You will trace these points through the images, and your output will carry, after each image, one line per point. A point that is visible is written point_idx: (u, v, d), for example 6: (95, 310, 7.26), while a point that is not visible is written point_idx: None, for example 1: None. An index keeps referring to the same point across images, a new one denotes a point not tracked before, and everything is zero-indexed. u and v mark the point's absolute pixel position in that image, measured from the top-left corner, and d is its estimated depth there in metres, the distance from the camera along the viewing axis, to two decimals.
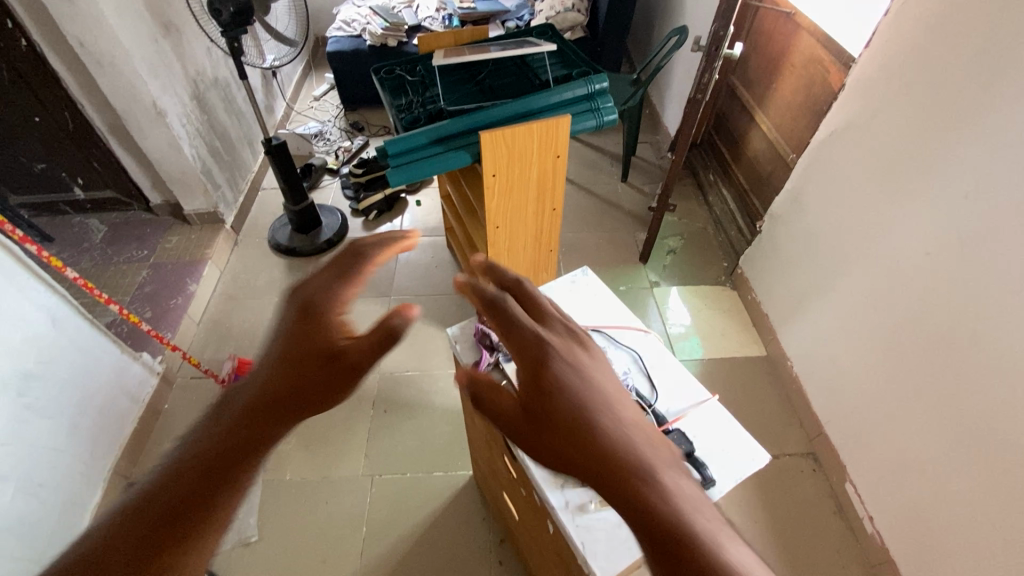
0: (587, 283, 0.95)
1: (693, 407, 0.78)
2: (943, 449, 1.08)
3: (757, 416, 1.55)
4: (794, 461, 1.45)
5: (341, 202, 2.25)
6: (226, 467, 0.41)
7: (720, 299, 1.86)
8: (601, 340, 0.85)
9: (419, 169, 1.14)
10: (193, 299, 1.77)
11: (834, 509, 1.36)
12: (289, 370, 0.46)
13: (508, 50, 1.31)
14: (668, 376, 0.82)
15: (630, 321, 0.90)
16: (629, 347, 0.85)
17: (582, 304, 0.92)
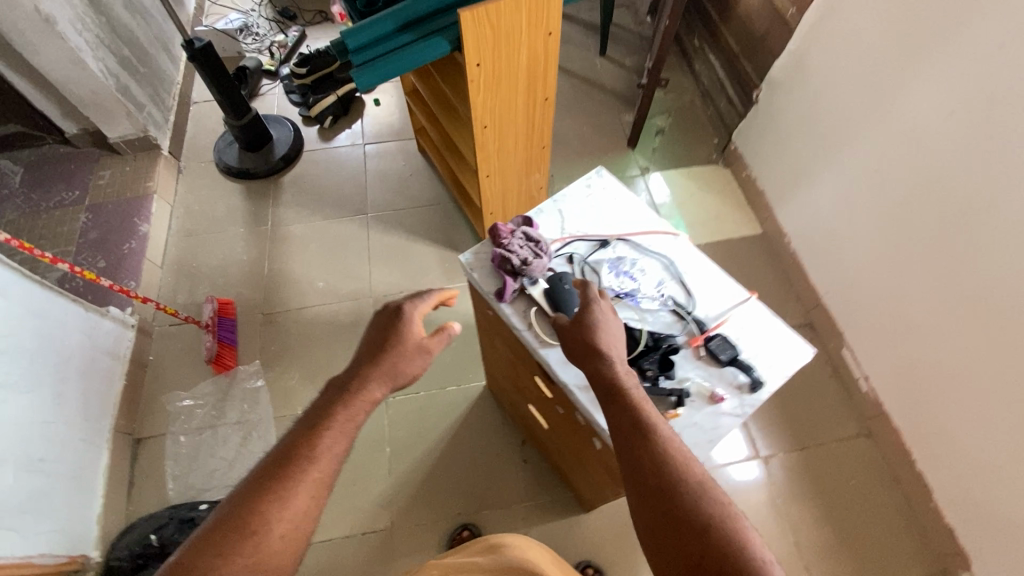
0: (605, 185, 0.87)
1: (733, 307, 0.75)
2: (955, 312, 1.13)
3: (756, 295, 1.56)
4: None
5: (289, 110, 1.98)
6: (343, 424, 0.59)
7: (713, 179, 1.79)
8: (628, 251, 0.80)
9: (388, 66, 0.97)
10: (149, 241, 1.60)
11: (831, 373, 1.44)
12: (381, 356, 0.65)
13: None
14: (703, 277, 0.78)
15: (656, 222, 0.83)
16: (659, 254, 0.80)
17: (603, 212, 0.84)
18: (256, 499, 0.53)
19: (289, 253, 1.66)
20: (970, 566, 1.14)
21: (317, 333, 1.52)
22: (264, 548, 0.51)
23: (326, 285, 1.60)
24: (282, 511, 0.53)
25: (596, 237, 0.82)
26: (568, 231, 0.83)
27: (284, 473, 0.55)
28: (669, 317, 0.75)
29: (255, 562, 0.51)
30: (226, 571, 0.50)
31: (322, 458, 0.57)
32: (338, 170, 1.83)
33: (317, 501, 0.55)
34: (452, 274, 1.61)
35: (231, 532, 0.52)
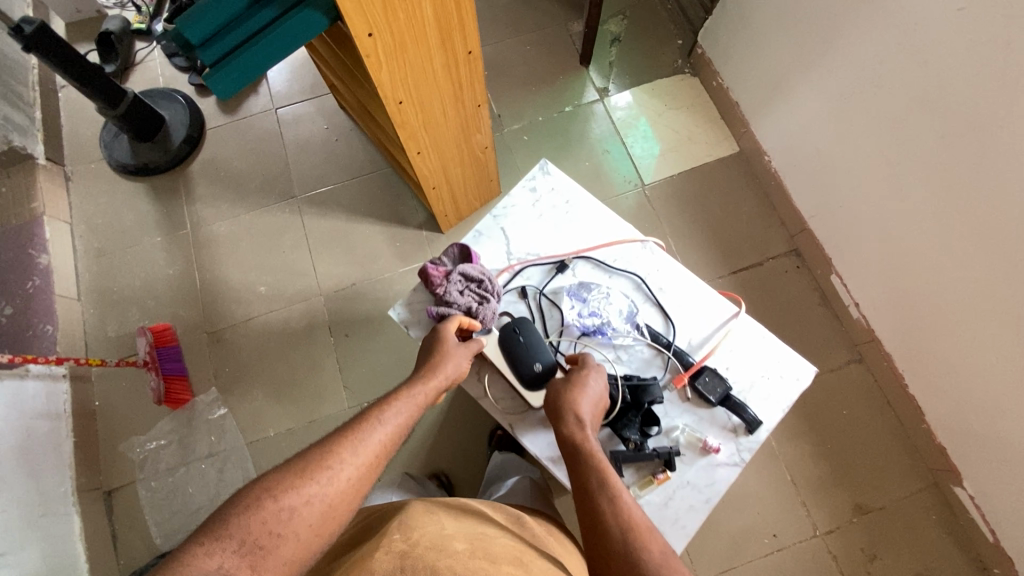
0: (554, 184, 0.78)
1: (720, 326, 0.72)
2: (954, 236, 1.04)
3: (738, 225, 1.43)
4: (777, 264, 1.39)
5: (177, 78, 1.66)
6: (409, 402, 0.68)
7: (680, 92, 1.57)
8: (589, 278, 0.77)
9: (247, 60, 0.73)
10: (54, 274, 1.40)
11: (819, 301, 1.37)
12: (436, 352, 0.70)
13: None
14: (679, 296, 0.75)
15: (622, 232, 0.78)
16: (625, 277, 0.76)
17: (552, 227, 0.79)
18: (339, 441, 0.63)
19: (218, 257, 1.47)
20: (961, 478, 1.17)
21: (271, 345, 1.39)
22: (334, 484, 0.60)
23: (267, 289, 1.44)
24: (350, 457, 0.62)
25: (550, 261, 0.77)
26: (517, 256, 0.79)
27: (358, 433, 0.64)
28: (648, 351, 0.71)
29: (326, 495, 0.59)
30: (304, 494, 0.58)
31: (393, 427, 0.66)
32: (251, 146, 1.57)
33: (378, 462, 0.64)
34: (406, 254, 1.46)
35: (312, 465, 0.60)
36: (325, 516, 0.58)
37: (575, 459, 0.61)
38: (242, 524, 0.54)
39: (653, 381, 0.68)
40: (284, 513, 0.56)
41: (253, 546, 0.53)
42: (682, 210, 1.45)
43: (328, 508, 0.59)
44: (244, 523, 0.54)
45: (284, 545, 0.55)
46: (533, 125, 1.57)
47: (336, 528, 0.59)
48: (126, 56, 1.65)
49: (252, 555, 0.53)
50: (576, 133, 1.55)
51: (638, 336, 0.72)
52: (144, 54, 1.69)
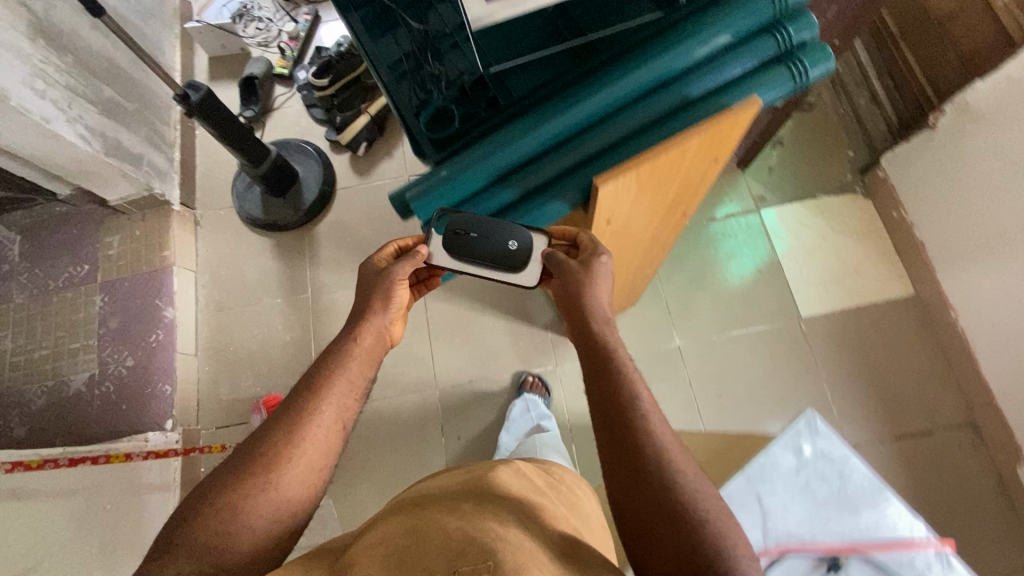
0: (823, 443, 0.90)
1: None
2: None
3: (905, 381, 1.28)
4: (949, 435, 1.23)
5: (313, 129, 1.62)
6: (352, 362, 0.69)
7: (850, 214, 1.41)
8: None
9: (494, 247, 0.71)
10: (177, 327, 1.37)
11: (995, 487, 1.19)
12: (362, 305, 0.73)
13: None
14: None
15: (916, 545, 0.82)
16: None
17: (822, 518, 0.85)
18: (278, 426, 0.63)
19: (336, 329, 1.42)
20: None
21: (381, 434, 1.33)
22: (281, 472, 0.60)
23: (383, 372, 1.37)
24: (293, 440, 0.62)
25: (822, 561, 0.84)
26: (775, 537, 0.86)
27: (297, 406, 0.64)
28: None
29: (267, 490, 0.59)
30: (248, 490, 0.58)
31: (336, 385, 0.67)
32: (381, 213, 1.52)
33: (329, 432, 0.64)
34: (528, 355, 1.37)
35: (255, 456, 0.61)
36: (284, 504, 0.60)
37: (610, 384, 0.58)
38: (188, 534, 0.55)
39: None
40: (227, 512, 0.57)
41: (207, 549, 0.55)
42: (840, 353, 1.31)
43: (277, 506, 0.59)
44: (190, 532, 0.56)
45: (239, 540, 0.56)
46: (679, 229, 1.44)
47: (293, 512, 0.60)
48: (266, 101, 1.62)
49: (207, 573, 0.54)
50: (728, 246, 1.42)
51: None
52: (282, 100, 1.66)
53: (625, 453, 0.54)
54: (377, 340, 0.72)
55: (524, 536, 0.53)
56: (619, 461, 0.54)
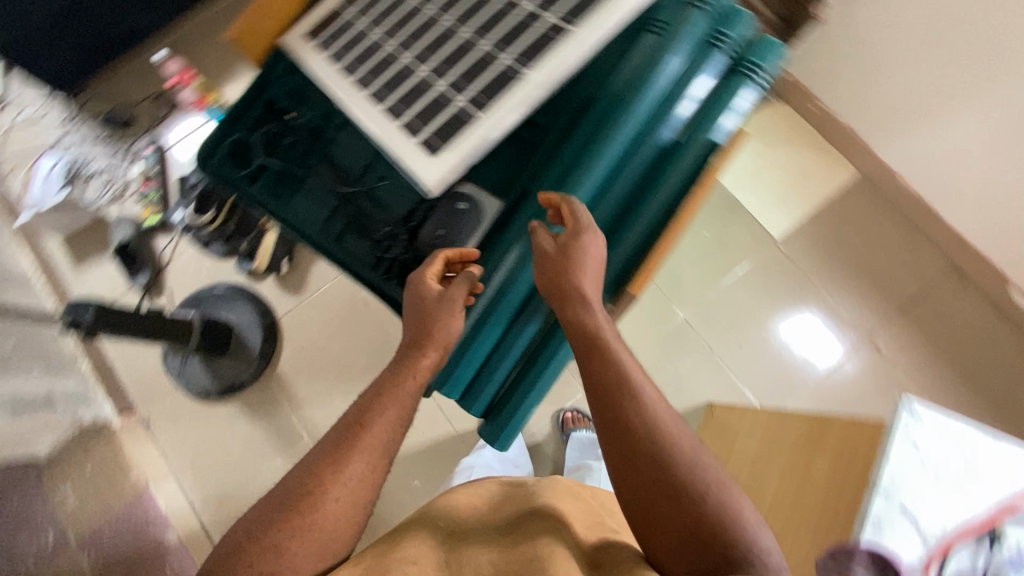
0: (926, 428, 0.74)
1: None
2: None
3: (885, 256, 1.34)
4: (940, 288, 1.31)
5: (219, 268, 1.43)
6: (397, 396, 0.63)
7: (774, 124, 1.43)
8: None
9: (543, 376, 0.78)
10: (187, 546, 1.23)
11: (995, 315, 1.29)
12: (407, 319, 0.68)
13: (542, 52, 0.63)
14: None
15: None
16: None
17: (946, 485, 0.72)
18: (315, 466, 0.60)
19: None
20: None
21: None
22: (325, 502, 0.58)
23: (423, 483, 1.27)
24: (337, 476, 0.59)
25: (972, 534, 0.70)
26: (934, 537, 0.69)
27: (345, 446, 0.61)
28: None
29: (311, 525, 0.57)
30: (297, 535, 0.57)
31: (383, 421, 0.62)
32: (338, 326, 1.39)
33: (371, 474, 0.61)
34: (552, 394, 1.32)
35: (296, 496, 0.58)
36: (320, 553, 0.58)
37: (634, 405, 0.61)
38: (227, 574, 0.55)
39: None
40: (270, 555, 0.56)
41: None
42: (823, 257, 1.35)
43: (321, 545, 0.58)
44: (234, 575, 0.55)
45: None
46: None
47: (335, 549, 0.59)
48: (151, 260, 1.41)
49: None
50: None
51: None
52: (169, 250, 1.45)
53: (630, 436, 0.60)
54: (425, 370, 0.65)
55: (550, 552, 0.59)
56: (624, 451, 0.60)
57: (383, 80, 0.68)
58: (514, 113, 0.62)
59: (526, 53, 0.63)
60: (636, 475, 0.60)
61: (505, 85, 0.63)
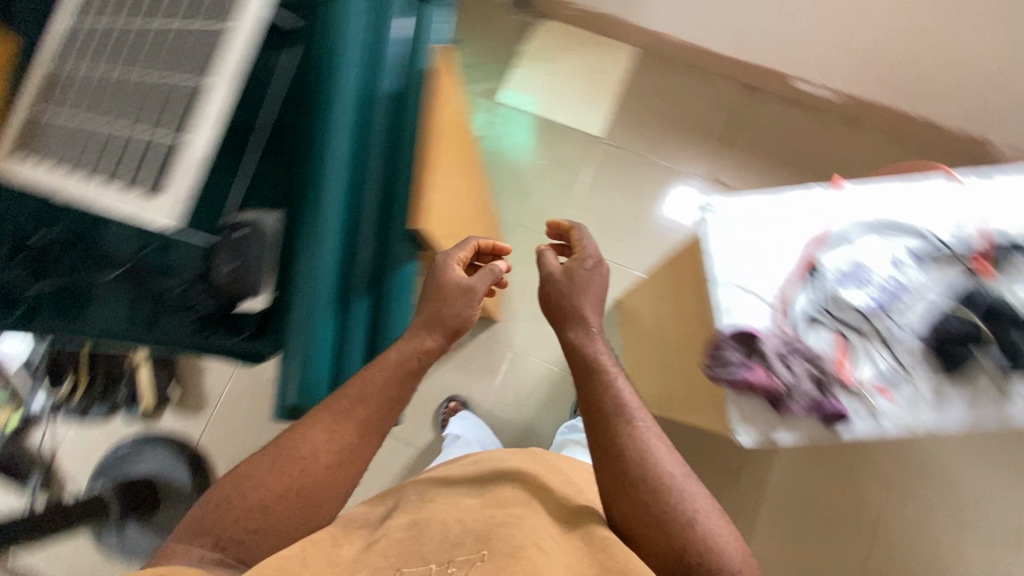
0: (730, 216, 0.67)
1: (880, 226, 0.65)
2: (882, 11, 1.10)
3: (692, 105, 1.47)
4: (744, 109, 1.47)
5: (110, 430, 1.33)
6: (392, 369, 0.61)
7: (550, 39, 1.53)
8: (898, 246, 0.64)
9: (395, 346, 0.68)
10: None
11: (795, 108, 1.46)
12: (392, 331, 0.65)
13: (213, 54, 0.57)
14: (886, 248, 0.64)
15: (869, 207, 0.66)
16: (920, 224, 0.65)
17: (764, 256, 0.65)
18: (304, 428, 0.59)
19: None
20: (994, 144, 1.33)
21: None
22: (313, 456, 0.58)
23: None
24: (326, 437, 0.58)
25: (799, 273, 0.64)
26: (771, 295, 0.63)
27: (341, 418, 0.59)
28: (911, 343, 0.62)
29: (299, 477, 0.57)
30: (274, 481, 0.57)
31: (376, 396, 0.60)
32: (256, 415, 1.33)
33: (359, 444, 0.59)
34: (486, 365, 1.35)
35: (286, 446, 0.58)
36: (302, 512, 0.57)
37: (632, 434, 0.62)
38: (217, 523, 0.56)
39: (946, 315, 0.61)
40: (254, 507, 0.56)
41: (234, 546, 0.55)
42: (645, 130, 1.46)
43: (305, 497, 0.57)
44: (221, 516, 0.56)
45: (259, 541, 0.56)
46: None
47: (322, 513, 0.59)
48: (36, 460, 1.29)
49: (224, 565, 0.54)
50: (511, 145, 1.47)
51: (906, 336, 0.62)
52: (48, 441, 1.32)
53: (616, 461, 0.61)
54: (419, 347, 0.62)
55: (522, 519, 0.59)
56: (618, 468, 0.61)
57: (79, 152, 0.60)
58: (210, 124, 0.55)
59: (201, 61, 0.57)
60: (620, 499, 0.61)
61: (193, 102, 0.56)
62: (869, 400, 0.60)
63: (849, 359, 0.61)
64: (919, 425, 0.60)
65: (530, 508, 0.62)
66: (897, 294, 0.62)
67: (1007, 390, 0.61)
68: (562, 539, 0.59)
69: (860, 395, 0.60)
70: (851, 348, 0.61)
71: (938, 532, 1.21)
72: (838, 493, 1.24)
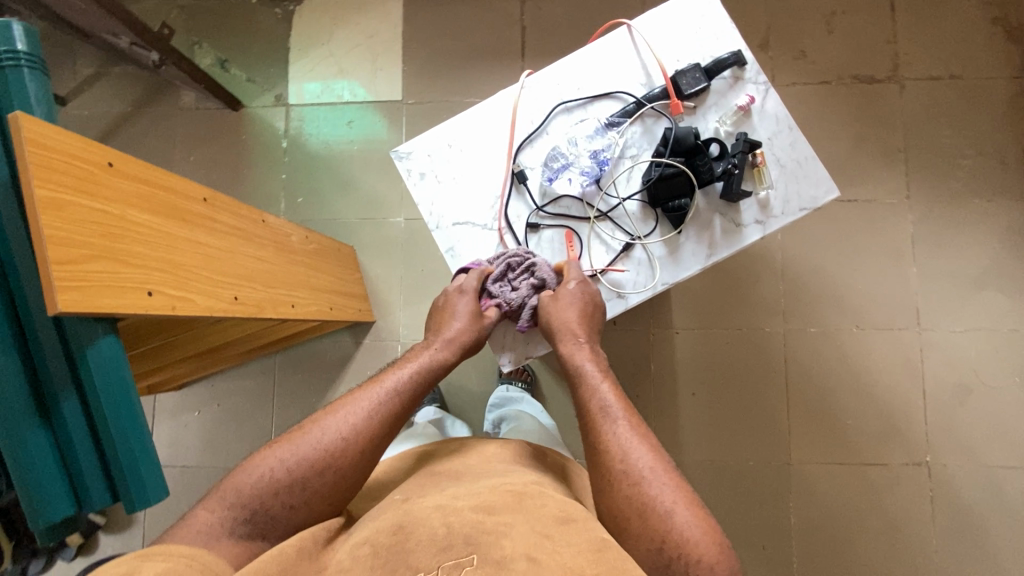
0: (433, 164, 0.77)
1: (562, 116, 0.75)
2: None
3: (479, 28, 1.40)
4: (530, 9, 1.40)
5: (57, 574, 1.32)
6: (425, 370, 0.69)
7: (316, 21, 1.43)
8: (593, 122, 0.75)
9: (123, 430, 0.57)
10: None
11: None
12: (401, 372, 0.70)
13: None
14: (576, 131, 0.75)
15: (549, 107, 0.76)
16: (597, 103, 0.75)
17: (473, 188, 0.76)
18: (327, 410, 0.66)
19: None
20: None
21: None
22: (341, 449, 0.63)
23: None
24: (353, 424, 0.64)
25: (511, 187, 0.75)
26: (493, 218, 0.76)
27: (377, 418, 0.65)
28: (627, 209, 0.73)
29: (326, 465, 0.62)
30: (308, 470, 0.61)
31: (409, 386, 0.68)
32: (185, 505, 1.30)
33: (382, 438, 0.66)
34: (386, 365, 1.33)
35: (306, 429, 0.64)
36: (324, 495, 0.62)
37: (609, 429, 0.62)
38: (240, 497, 0.60)
39: (647, 172, 0.72)
40: (278, 488, 0.60)
41: (253, 517, 0.59)
42: (444, 71, 1.40)
43: (328, 482, 0.62)
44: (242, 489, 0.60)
45: (276, 520, 0.60)
46: (290, 185, 1.39)
47: (336, 499, 0.63)
48: None
49: (247, 542, 0.58)
50: (320, 142, 1.40)
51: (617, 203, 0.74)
52: None
53: (598, 450, 0.62)
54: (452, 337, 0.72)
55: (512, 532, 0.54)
56: (600, 453, 0.61)
57: None
58: None
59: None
60: (599, 478, 0.61)
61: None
62: (605, 279, 0.74)
63: (578, 249, 0.74)
64: (653, 284, 0.73)
65: (523, 510, 0.58)
66: (601, 169, 0.73)
67: (735, 217, 0.71)
68: (558, 534, 0.55)
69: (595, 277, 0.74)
70: (576, 238, 0.74)
71: (840, 340, 1.27)
72: (744, 339, 1.27)
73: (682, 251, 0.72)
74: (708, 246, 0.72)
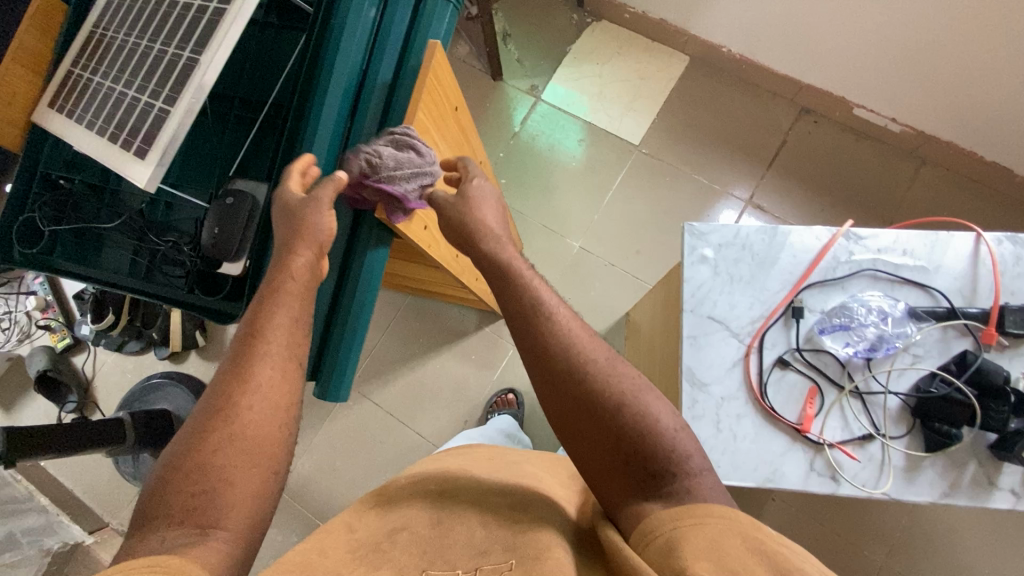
0: (720, 252, 0.77)
1: (869, 280, 0.75)
2: (954, 32, 1.03)
3: (741, 122, 1.41)
4: (798, 130, 1.38)
5: (143, 363, 1.46)
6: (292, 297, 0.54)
7: (603, 43, 1.50)
8: (898, 303, 0.74)
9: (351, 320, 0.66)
10: None
11: (855, 137, 1.37)
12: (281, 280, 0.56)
13: (208, 36, 0.60)
14: (875, 299, 0.74)
15: (860, 265, 0.76)
16: (907, 287, 0.75)
17: (745, 292, 0.76)
18: (219, 380, 0.49)
19: (323, 492, 1.30)
20: None
21: None
22: (237, 405, 0.46)
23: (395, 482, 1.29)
24: (245, 384, 0.48)
25: (782, 314, 0.75)
26: (747, 332, 0.75)
27: (248, 363, 0.49)
28: (884, 398, 0.72)
29: (234, 432, 0.45)
30: (215, 446, 0.44)
31: (283, 325, 0.52)
32: None
33: (287, 373, 0.50)
34: (488, 359, 1.35)
35: (211, 411, 0.46)
36: (252, 466, 0.45)
37: (571, 382, 0.53)
38: (162, 496, 0.42)
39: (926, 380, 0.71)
40: (196, 471, 0.43)
41: (187, 514, 0.41)
42: (687, 142, 1.41)
43: (246, 449, 0.45)
44: (165, 496, 0.42)
45: (216, 503, 0.42)
46: (500, 164, 1.46)
47: (268, 472, 0.46)
48: (76, 381, 1.43)
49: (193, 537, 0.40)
50: (545, 142, 1.46)
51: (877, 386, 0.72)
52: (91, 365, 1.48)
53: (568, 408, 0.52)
54: (306, 273, 0.55)
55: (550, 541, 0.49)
56: (577, 412, 0.52)
57: (89, 104, 0.65)
58: (193, 91, 0.58)
59: (198, 35, 0.60)
60: (593, 439, 0.52)
61: (187, 74, 0.59)
62: (829, 453, 0.70)
63: (815, 408, 0.72)
64: (876, 486, 0.70)
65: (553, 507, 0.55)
66: (882, 351, 0.72)
67: (992, 475, 0.69)
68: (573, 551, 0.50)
69: (821, 446, 0.71)
70: (819, 398, 0.72)
71: None
72: (833, 546, 1.17)
73: (923, 473, 0.70)
74: (956, 485, 0.69)
